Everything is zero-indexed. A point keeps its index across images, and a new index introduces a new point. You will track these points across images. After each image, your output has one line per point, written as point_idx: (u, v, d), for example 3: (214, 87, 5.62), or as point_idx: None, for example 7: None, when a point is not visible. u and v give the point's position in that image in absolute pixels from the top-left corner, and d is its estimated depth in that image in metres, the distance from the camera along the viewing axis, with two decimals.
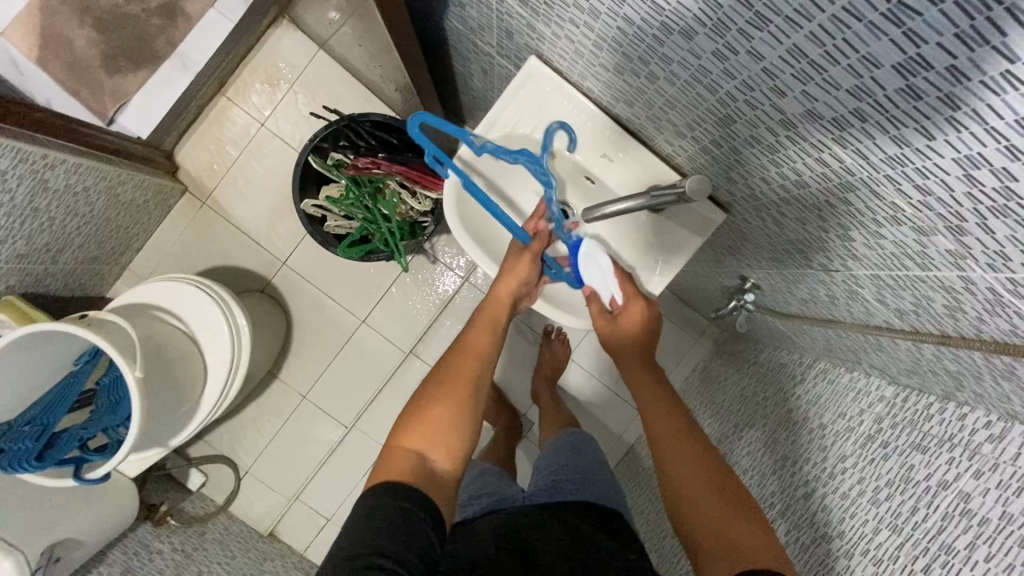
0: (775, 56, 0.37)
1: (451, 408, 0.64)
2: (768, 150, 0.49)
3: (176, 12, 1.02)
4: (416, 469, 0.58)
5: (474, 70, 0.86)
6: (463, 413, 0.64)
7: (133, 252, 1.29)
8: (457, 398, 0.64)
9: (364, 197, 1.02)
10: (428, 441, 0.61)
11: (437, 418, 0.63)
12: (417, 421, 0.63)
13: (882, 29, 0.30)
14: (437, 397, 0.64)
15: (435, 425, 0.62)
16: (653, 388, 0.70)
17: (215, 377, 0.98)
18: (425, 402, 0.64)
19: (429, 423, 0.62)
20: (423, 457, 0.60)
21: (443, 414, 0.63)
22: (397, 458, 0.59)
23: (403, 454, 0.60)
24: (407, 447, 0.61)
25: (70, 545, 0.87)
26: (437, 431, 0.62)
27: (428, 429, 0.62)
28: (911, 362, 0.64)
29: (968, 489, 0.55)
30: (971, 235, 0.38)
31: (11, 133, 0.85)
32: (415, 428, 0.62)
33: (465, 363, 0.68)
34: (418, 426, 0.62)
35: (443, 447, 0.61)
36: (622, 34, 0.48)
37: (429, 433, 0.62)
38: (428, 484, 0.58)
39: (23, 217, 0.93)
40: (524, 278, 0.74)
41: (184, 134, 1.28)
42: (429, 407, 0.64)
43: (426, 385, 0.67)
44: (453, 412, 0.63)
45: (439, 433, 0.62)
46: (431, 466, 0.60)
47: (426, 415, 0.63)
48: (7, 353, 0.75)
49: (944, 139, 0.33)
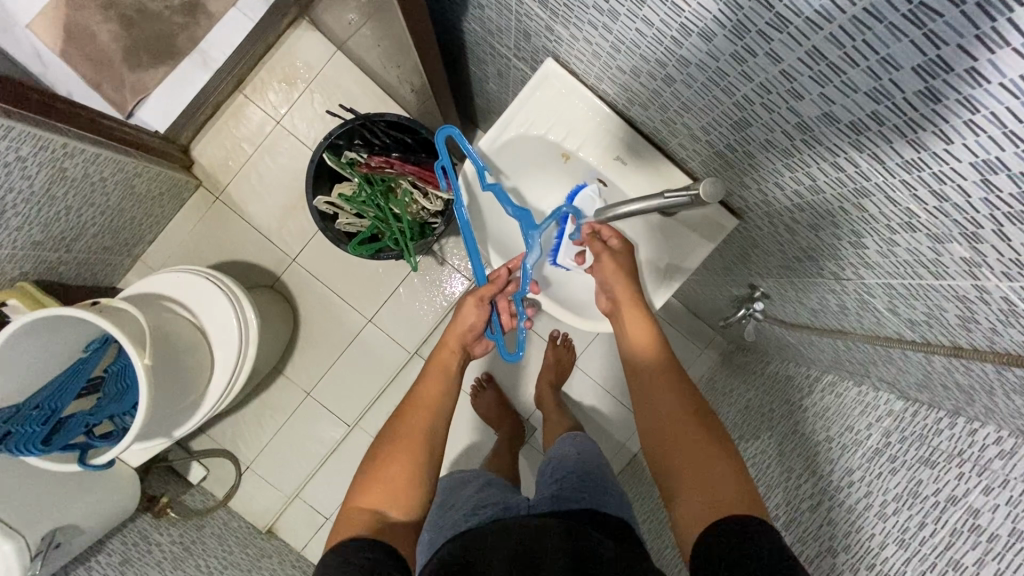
0: (794, 57, 0.38)
1: (403, 464, 0.65)
2: (783, 154, 0.49)
3: (198, 9, 1.02)
4: (373, 524, 0.60)
5: (490, 72, 0.87)
6: (418, 463, 0.66)
7: (145, 244, 1.30)
8: (412, 452, 0.67)
9: (377, 196, 1.03)
10: (385, 496, 0.63)
11: (390, 475, 0.65)
12: (369, 484, 0.64)
13: (903, 30, 0.30)
14: (389, 455, 0.66)
15: (388, 481, 0.64)
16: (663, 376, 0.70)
17: (220, 372, 0.99)
18: (380, 459, 0.66)
19: (383, 482, 0.64)
20: (380, 513, 0.62)
21: (395, 470, 0.65)
22: (354, 519, 0.61)
23: (358, 514, 0.62)
24: (362, 507, 0.63)
25: (71, 531, 0.87)
26: (391, 487, 0.64)
27: (382, 487, 0.64)
28: (921, 375, 0.63)
29: (977, 505, 0.54)
30: (986, 243, 0.38)
31: (32, 121, 0.87)
32: (370, 487, 0.64)
33: (417, 416, 0.70)
34: (373, 486, 0.64)
35: (400, 499, 0.63)
36: (641, 37, 0.48)
37: (383, 490, 0.64)
38: (388, 534, 0.60)
39: (40, 204, 0.94)
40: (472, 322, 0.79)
41: (201, 129, 1.30)
42: (384, 465, 0.66)
43: (379, 446, 0.68)
44: (407, 466, 0.65)
45: (394, 489, 0.64)
46: (388, 520, 0.61)
47: (381, 471, 0.65)
48: (17, 338, 0.76)
49: (961, 142, 0.33)
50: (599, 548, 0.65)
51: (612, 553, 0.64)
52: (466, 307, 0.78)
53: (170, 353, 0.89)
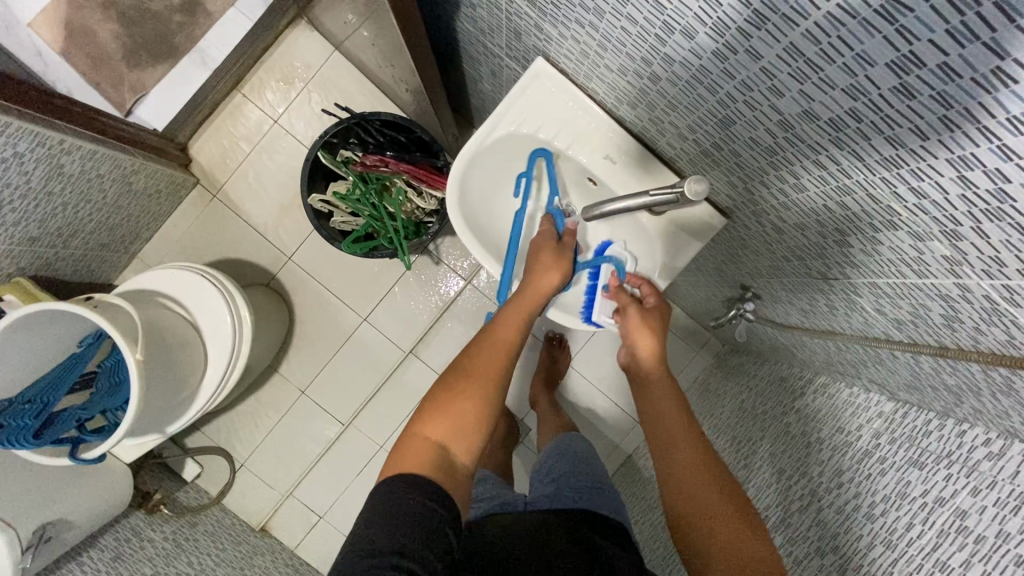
0: (773, 54, 0.38)
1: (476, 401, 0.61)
2: (767, 152, 0.49)
3: (197, 9, 1.03)
4: (436, 463, 0.56)
5: (484, 72, 0.88)
6: (489, 409, 0.61)
7: (142, 241, 1.30)
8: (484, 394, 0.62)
9: (370, 195, 1.03)
10: (452, 435, 0.59)
11: (464, 411, 0.60)
12: (437, 411, 0.60)
13: (875, 26, 0.30)
14: (463, 389, 0.61)
15: (458, 417, 0.60)
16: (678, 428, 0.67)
17: (213, 368, 0.99)
18: (452, 388, 0.61)
19: (452, 416, 0.60)
20: (445, 451, 0.58)
21: (468, 410, 0.60)
22: (418, 449, 0.57)
23: (423, 445, 0.57)
24: (427, 436, 0.58)
25: (62, 526, 0.87)
26: (459, 423, 0.59)
27: (451, 421, 0.59)
28: (909, 376, 0.64)
29: (965, 506, 0.54)
30: (966, 240, 0.38)
31: (29, 118, 0.87)
32: (437, 416, 0.60)
33: (490, 354, 0.65)
34: (439, 417, 0.59)
35: (465, 440, 0.59)
36: (626, 34, 0.49)
37: (453, 424, 0.59)
38: (450, 476, 0.56)
39: (37, 200, 0.95)
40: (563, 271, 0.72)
41: (198, 127, 1.30)
42: (450, 399, 0.61)
43: (447, 376, 0.63)
44: (478, 407, 0.61)
45: (463, 428, 0.59)
46: (451, 460, 0.57)
47: (452, 402, 0.60)
48: (13, 332, 0.77)
49: (938, 139, 0.33)
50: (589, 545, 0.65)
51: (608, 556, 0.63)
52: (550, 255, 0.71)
53: (162, 348, 0.89)
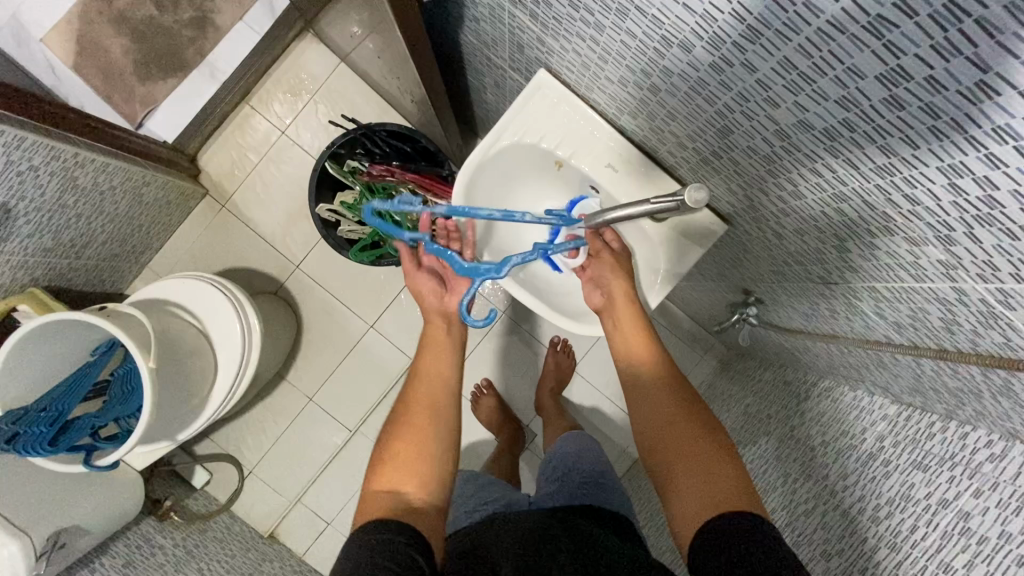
0: (767, 67, 0.39)
1: (414, 436, 0.66)
2: (765, 161, 0.50)
3: (206, 23, 1.05)
4: (393, 507, 0.59)
5: (487, 83, 0.90)
6: (426, 436, 0.66)
7: (153, 251, 1.33)
8: (421, 427, 0.67)
9: (377, 204, 1.06)
10: (399, 477, 0.62)
11: (403, 451, 0.65)
12: (385, 463, 0.64)
13: (863, 41, 0.31)
14: (398, 433, 0.67)
15: (399, 458, 0.64)
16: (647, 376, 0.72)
17: (223, 376, 1.01)
18: (391, 438, 0.67)
19: (398, 460, 0.64)
20: (398, 494, 0.61)
21: (406, 448, 0.65)
22: (375, 500, 0.61)
23: (376, 496, 0.61)
24: (380, 490, 0.62)
25: (76, 532, 0.89)
26: (403, 462, 0.64)
27: (395, 466, 0.64)
28: (911, 379, 0.64)
29: (968, 508, 0.55)
30: (960, 245, 0.39)
31: (44, 132, 0.89)
32: (388, 467, 0.64)
33: (422, 388, 0.72)
34: (386, 467, 0.64)
35: (413, 478, 0.62)
36: (626, 48, 0.50)
37: (398, 471, 0.63)
38: (408, 515, 0.59)
39: (51, 212, 0.97)
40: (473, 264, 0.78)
41: (207, 139, 1.33)
42: (393, 444, 0.66)
43: (388, 430, 0.68)
44: (415, 437, 0.66)
45: (407, 469, 0.63)
46: (406, 499, 0.61)
47: (392, 451, 0.65)
48: (29, 342, 0.79)
49: (928, 148, 0.34)
50: (595, 541, 0.67)
51: (620, 556, 0.64)
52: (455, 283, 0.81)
53: (173, 356, 0.91)
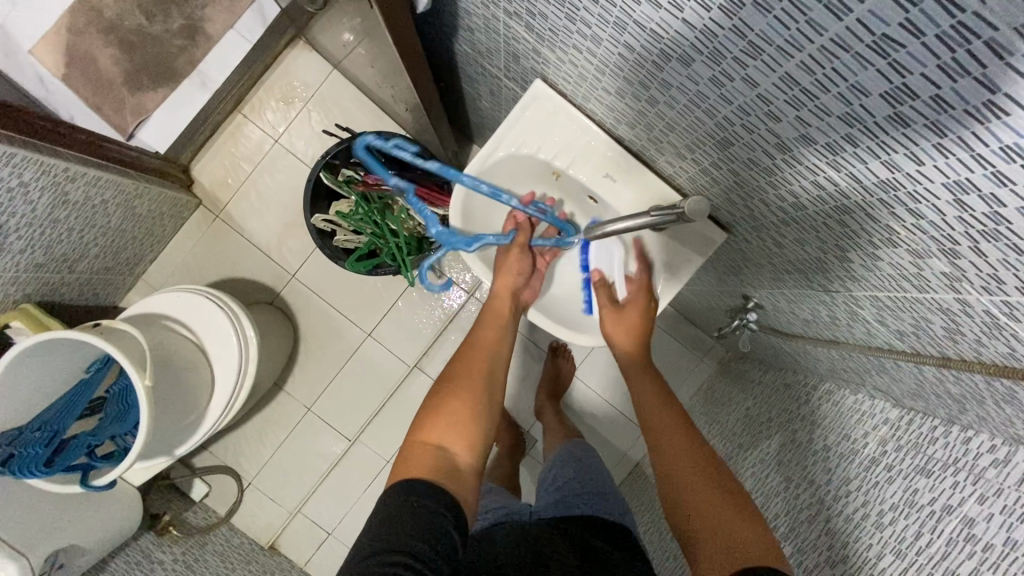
0: (769, 82, 0.39)
1: (466, 401, 0.65)
2: (765, 172, 0.50)
3: (197, 32, 1.03)
4: (438, 464, 0.58)
5: (482, 91, 0.89)
6: (479, 410, 0.65)
7: (146, 263, 1.31)
8: (475, 396, 0.65)
9: (373, 213, 1.04)
10: (449, 433, 0.61)
11: (455, 414, 0.63)
12: (434, 416, 0.63)
13: (868, 59, 0.31)
14: (454, 393, 0.65)
15: (450, 418, 0.62)
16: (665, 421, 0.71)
17: (220, 390, 0.99)
18: (445, 395, 0.65)
19: (447, 418, 0.62)
20: (446, 451, 0.59)
21: (460, 409, 0.63)
22: (421, 451, 0.59)
23: (423, 447, 0.59)
24: (426, 441, 0.60)
25: (74, 551, 0.88)
26: (456, 424, 0.62)
27: (446, 424, 0.62)
28: (913, 385, 0.64)
29: (972, 514, 0.54)
30: (964, 258, 0.39)
31: (34, 147, 0.88)
32: (436, 422, 0.62)
33: (477, 357, 0.70)
34: (436, 421, 0.62)
35: (462, 439, 0.61)
36: (623, 60, 0.49)
37: (448, 428, 0.62)
38: (453, 479, 0.57)
39: (42, 227, 0.95)
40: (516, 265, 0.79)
41: (200, 149, 1.31)
42: (445, 402, 0.64)
43: (438, 385, 0.67)
44: (469, 407, 0.64)
45: (457, 428, 0.62)
46: (451, 461, 0.59)
47: (445, 407, 0.64)
48: (23, 360, 0.77)
49: (933, 164, 0.34)
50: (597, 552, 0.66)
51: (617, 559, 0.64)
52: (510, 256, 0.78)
53: (170, 371, 0.90)
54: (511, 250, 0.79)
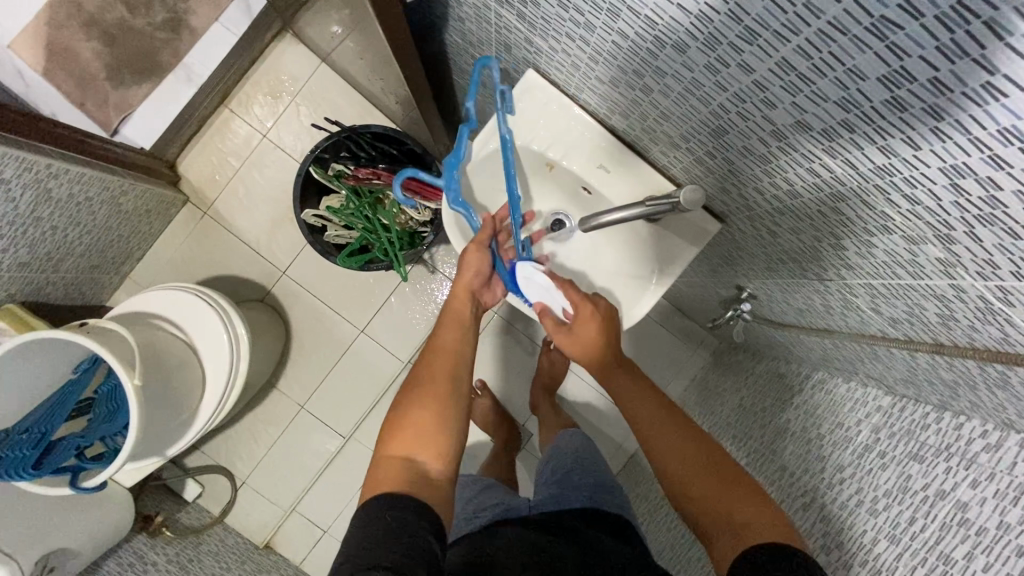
0: (765, 68, 0.38)
1: (432, 407, 0.62)
2: (761, 160, 0.50)
3: (180, 25, 1.01)
4: (408, 476, 0.57)
5: (474, 83, 0.88)
6: (445, 413, 0.63)
7: (133, 261, 1.29)
8: (441, 400, 0.63)
9: (364, 208, 1.04)
10: (415, 443, 0.60)
11: (418, 421, 0.61)
12: (399, 430, 0.61)
13: (866, 42, 0.31)
14: (417, 402, 0.63)
15: (416, 428, 0.61)
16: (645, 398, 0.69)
17: (212, 389, 0.98)
18: (408, 405, 0.63)
19: (413, 428, 0.61)
20: (415, 462, 0.58)
21: (423, 417, 0.62)
22: (389, 467, 0.58)
23: (392, 461, 0.58)
24: (394, 453, 0.59)
25: (64, 555, 0.87)
26: (421, 435, 0.60)
27: (413, 434, 0.60)
28: (906, 371, 0.64)
29: (966, 498, 0.55)
30: (960, 243, 0.39)
31: (16, 144, 0.86)
32: (400, 435, 0.61)
33: (441, 362, 0.68)
34: (401, 434, 0.61)
35: (431, 447, 0.60)
36: (617, 48, 0.49)
37: (414, 436, 0.60)
38: (423, 487, 0.56)
39: (25, 226, 0.93)
40: (477, 268, 0.74)
41: (186, 145, 1.29)
42: (409, 412, 0.62)
43: (403, 396, 0.65)
44: (433, 411, 0.62)
45: (423, 437, 0.60)
46: (422, 468, 0.58)
47: (409, 419, 0.62)
48: (8, 362, 0.76)
49: (929, 148, 0.34)
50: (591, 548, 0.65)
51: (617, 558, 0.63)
52: (469, 253, 0.74)
53: (159, 371, 0.89)
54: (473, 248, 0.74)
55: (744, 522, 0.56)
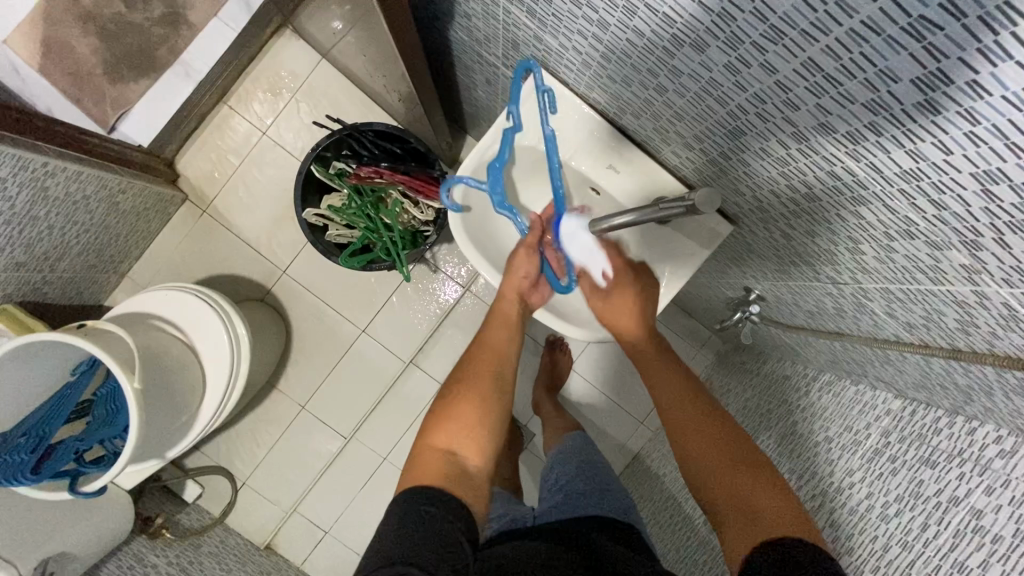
0: (789, 69, 0.37)
1: (475, 403, 0.63)
2: (778, 162, 0.48)
3: (178, 20, 0.98)
4: (449, 468, 0.57)
5: (478, 80, 0.87)
6: (489, 410, 0.63)
7: (132, 260, 1.28)
8: (484, 396, 0.64)
9: (366, 207, 1.03)
10: (458, 436, 0.60)
11: (464, 414, 0.62)
12: (443, 421, 0.62)
13: (901, 43, 0.29)
14: (462, 395, 0.64)
15: (461, 421, 0.61)
16: (679, 397, 0.69)
17: (213, 391, 0.97)
18: (452, 398, 0.64)
19: (458, 421, 0.61)
20: (456, 455, 0.59)
21: (468, 412, 0.62)
22: (429, 457, 0.58)
23: (433, 452, 0.58)
24: (436, 445, 0.59)
25: (64, 559, 0.85)
26: (465, 429, 0.61)
27: (456, 427, 0.61)
28: (918, 376, 0.63)
29: (980, 505, 0.54)
30: (986, 250, 0.38)
31: (11, 142, 0.84)
32: (443, 426, 0.61)
33: (485, 358, 0.69)
34: (445, 425, 0.61)
35: (472, 442, 0.60)
36: (632, 46, 0.48)
37: (457, 429, 0.61)
38: (462, 480, 0.56)
39: (22, 225, 0.92)
40: (527, 270, 0.75)
41: (185, 142, 1.27)
42: (454, 406, 0.63)
43: (447, 389, 0.66)
44: (477, 406, 0.63)
45: (466, 430, 0.61)
46: (462, 463, 0.58)
47: (453, 411, 0.62)
48: (6, 363, 0.74)
49: (961, 153, 0.32)
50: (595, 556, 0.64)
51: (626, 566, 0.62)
52: (519, 257, 0.75)
53: (159, 372, 0.87)
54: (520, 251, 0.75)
55: (755, 507, 0.56)
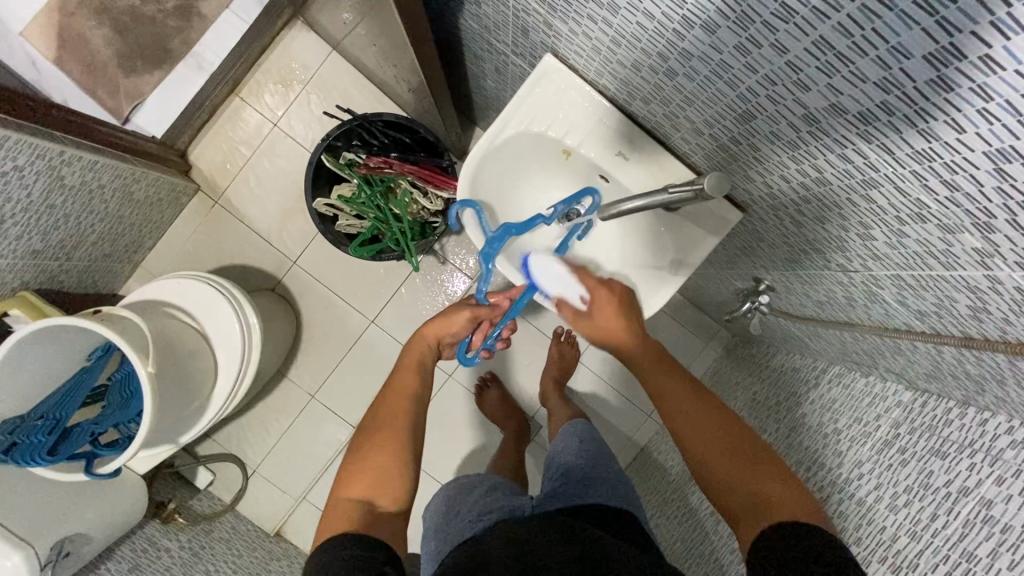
0: (800, 48, 0.37)
1: (387, 449, 0.65)
2: (789, 147, 0.48)
3: (191, 12, 1.00)
4: (360, 518, 0.59)
5: (487, 69, 0.87)
6: (401, 452, 0.65)
7: (145, 250, 1.29)
8: (397, 440, 0.66)
9: (376, 197, 1.03)
10: (371, 485, 0.62)
11: (375, 464, 0.63)
12: (356, 473, 0.63)
13: (914, 19, 0.29)
14: (372, 444, 0.65)
15: (371, 471, 0.63)
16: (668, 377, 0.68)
17: (224, 376, 0.98)
18: (363, 449, 0.65)
19: (370, 471, 0.63)
20: (369, 503, 0.61)
21: (378, 460, 0.64)
22: (343, 509, 0.60)
23: (346, 504, 0.61)
24: (349, 497, 0.62)
25: (80, 540, 0.87)
26: (376, 478, 0.63)
27: (367, 479, 0.63)
28: (930, 366, 0.62)
29: (989, 495, 0.53)
30: (999, 232, 0.37)
31: (29, 131, 0.86)
32: (356, 478, 0.63)
33: (396, 402, 0.70)
34: (357, 477, 0.63)
35: (386, 489, 0.62)
36: (642, 30, 0.48)
37: (369, 478, 0.63)
38: (376, 527, 0.58)
39: (39, 214, 0.93)
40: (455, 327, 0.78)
41: (197, 133, 1.29)
42: (364, 456, 0.64)
43: (361, 438, 0.67)
44: (388, 451, 0.65)
45: (376, 479, 0.63)
46: (375, 509, 0.60)
47: (364, 463, 0.64)
48: (23, 350, 0.76)
49: (974, 131, 0.32)
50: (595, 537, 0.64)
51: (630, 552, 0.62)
52: (459, 316, 0.77)
53: (170, 358, 0.89)
54: (463, 310, 0.78)
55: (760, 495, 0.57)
